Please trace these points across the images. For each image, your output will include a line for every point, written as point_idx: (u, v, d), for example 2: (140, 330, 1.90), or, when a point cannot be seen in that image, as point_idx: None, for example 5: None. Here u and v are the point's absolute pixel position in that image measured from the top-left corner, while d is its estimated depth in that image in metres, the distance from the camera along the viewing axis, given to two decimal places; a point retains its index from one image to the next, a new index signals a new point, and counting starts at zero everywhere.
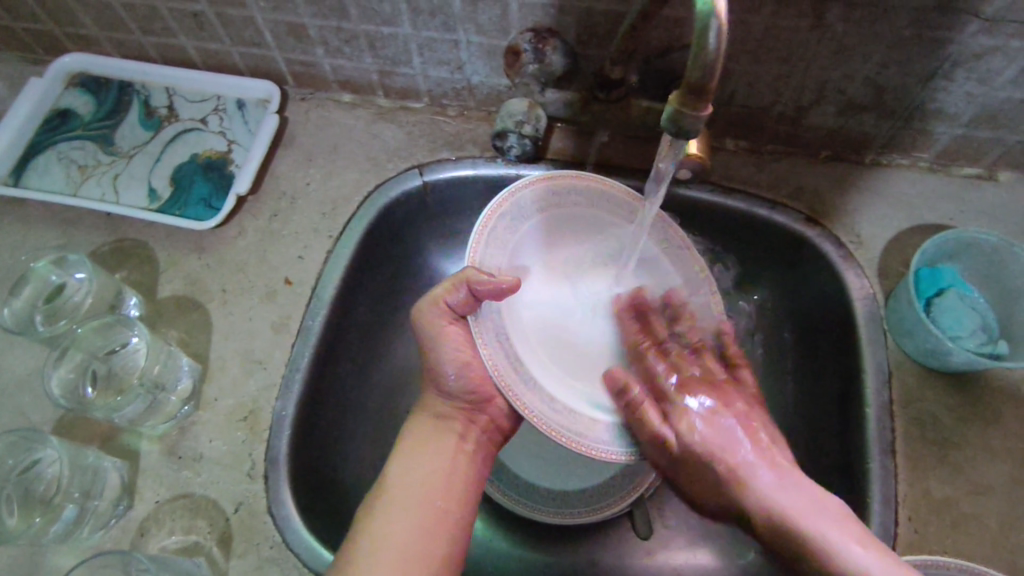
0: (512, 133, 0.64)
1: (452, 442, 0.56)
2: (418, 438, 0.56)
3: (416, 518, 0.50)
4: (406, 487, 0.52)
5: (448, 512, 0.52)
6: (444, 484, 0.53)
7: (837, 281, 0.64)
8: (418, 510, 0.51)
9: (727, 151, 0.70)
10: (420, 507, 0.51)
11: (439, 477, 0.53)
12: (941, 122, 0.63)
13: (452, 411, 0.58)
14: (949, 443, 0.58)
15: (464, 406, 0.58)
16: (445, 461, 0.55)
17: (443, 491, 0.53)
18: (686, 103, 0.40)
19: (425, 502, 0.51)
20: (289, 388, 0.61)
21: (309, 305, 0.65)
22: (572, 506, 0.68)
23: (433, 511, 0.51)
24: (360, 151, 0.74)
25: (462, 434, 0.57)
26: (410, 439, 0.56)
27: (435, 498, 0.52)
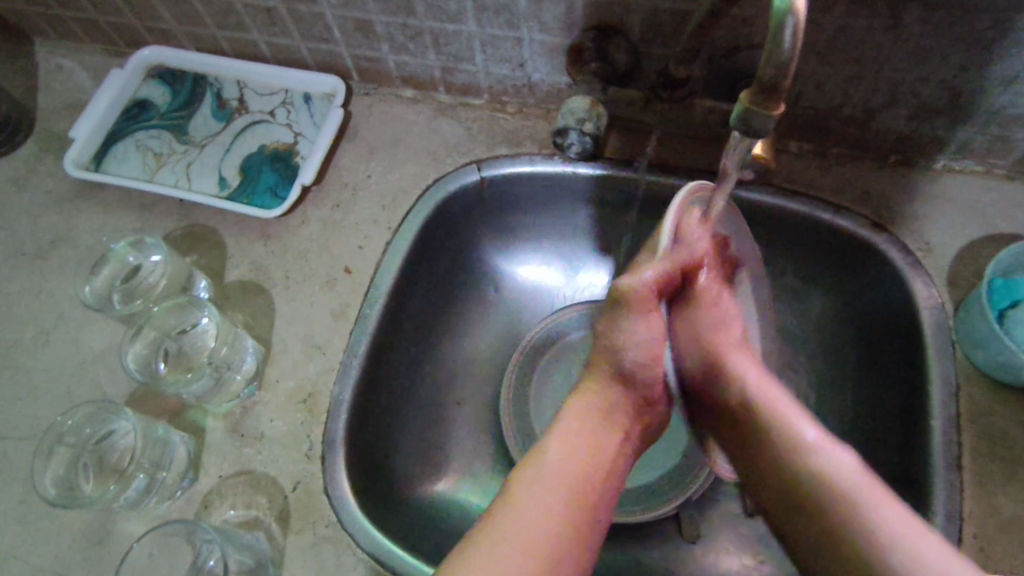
0: (573, 130, 0.63)
1: (606, 450, 0.51)
2: (573, 434, 0.51)
3: (562, 507, 0.46)
4: (563, 468, 0.48)
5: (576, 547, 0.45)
6: (593, 487, 0.48)
7: (903, 290, 0.62)
8: (553, 531, 0.45)
9: (791, 153, 0.69)
10: (567, 491, 0.47)
11: (593, 471, 0.49)
12: (1021, 128, 0.60)
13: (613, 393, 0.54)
14: (1019, 461, 0.56)
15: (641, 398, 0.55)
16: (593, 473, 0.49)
17: (591, 479, 0.49)
18: (756, 101, 0.40)
19: (558, 524, 0.45)
20: (347, 374, 0.63)
21: (368, 294, 0.67)
22: (619, 505, 0.68)
23: (567, 532, 0.45)
24: (421, 145, 0.76)
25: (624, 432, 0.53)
26: (564, 432, 0.51)
27: (585, 490, 0.48)
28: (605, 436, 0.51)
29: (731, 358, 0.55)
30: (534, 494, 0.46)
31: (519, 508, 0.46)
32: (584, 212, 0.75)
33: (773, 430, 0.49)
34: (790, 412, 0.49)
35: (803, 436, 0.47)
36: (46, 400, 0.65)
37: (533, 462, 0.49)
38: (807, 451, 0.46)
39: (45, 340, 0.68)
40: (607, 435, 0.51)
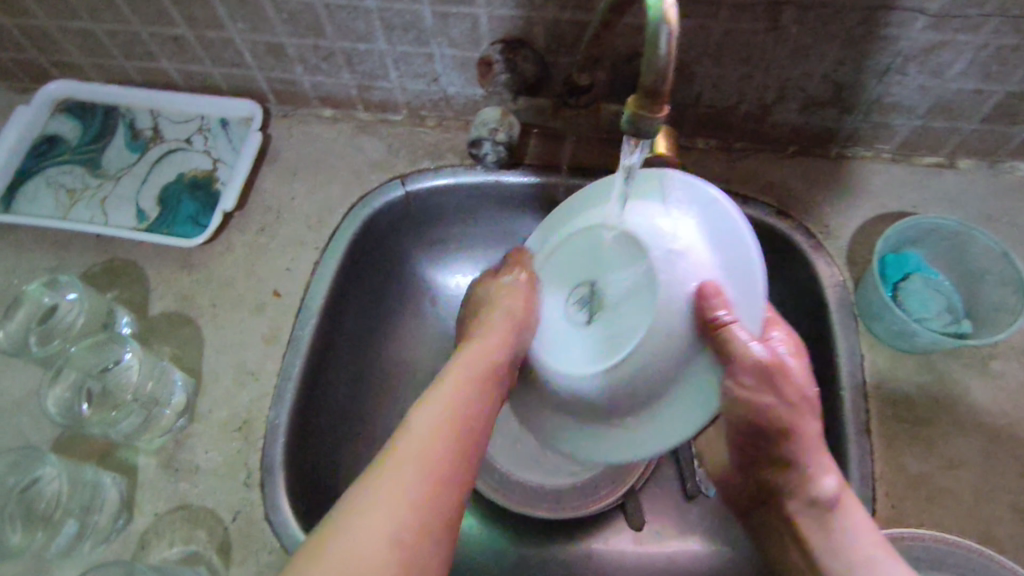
0: (487, 141, 0.64)
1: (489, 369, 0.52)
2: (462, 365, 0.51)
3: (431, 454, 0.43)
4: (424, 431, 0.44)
5: (476, 440, 0.46)
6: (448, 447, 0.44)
7: (808, 271, 0.67)
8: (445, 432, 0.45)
9: (698, 150, 0.73)
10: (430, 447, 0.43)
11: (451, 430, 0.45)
12: (899, 114, 0.65)
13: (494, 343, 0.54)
14: (922, 421, 0.60)
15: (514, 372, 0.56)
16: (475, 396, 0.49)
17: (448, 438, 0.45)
18: (641, 105, 0.42)
19: (454, 426, 0.46)
20: (281, 397, 0.63)
21: (298, 315, 0.67)
22: (565, 502, 0.70)
23: (462, 422, 0.46)
24: (343, 164, 0.76)
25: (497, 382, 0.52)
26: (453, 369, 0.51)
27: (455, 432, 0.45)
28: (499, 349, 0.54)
29: (817, 462, 0.50)
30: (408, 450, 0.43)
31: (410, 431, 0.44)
32: (510, 219, 0.76)
33: (845, 540, 0.49)
34: (855, 527, 0.49)
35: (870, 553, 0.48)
36: None
37: (424, 392, 0.48)
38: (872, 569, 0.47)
39: None
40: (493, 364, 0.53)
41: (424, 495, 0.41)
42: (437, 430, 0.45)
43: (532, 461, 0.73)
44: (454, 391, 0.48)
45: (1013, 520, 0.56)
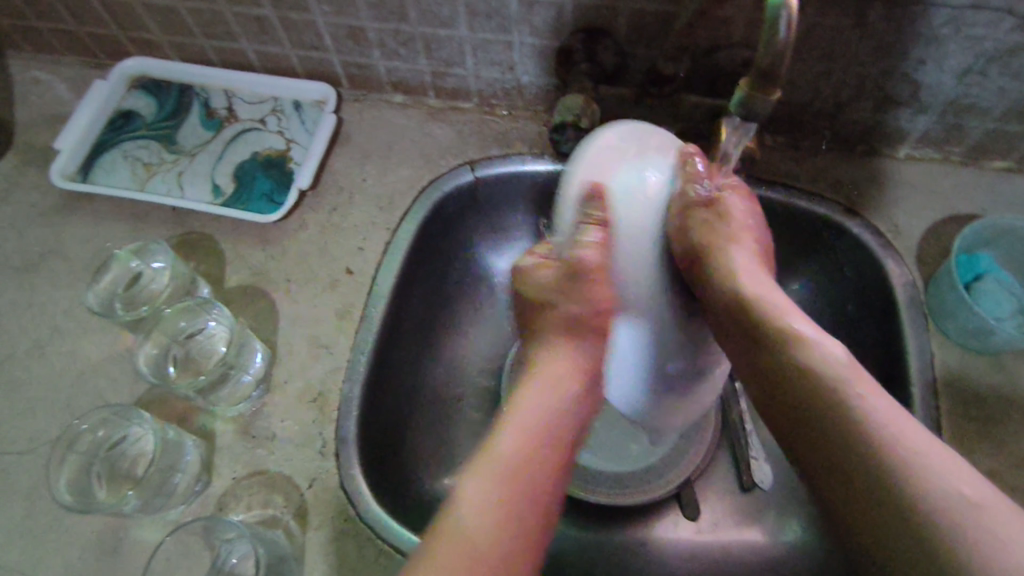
0: (569, 128, 0.66)
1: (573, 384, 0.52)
2: (548, 373, 0.52)
3: (520, 481, 0.45)
4: (518, 453, 0.46)
5: (557, 458, 0.48)
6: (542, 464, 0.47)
7: (877, 268, 0.67)
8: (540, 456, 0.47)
9: (768, 147, 0.74)
10: (518, 496, 0.44)
11: (539, 451, 0.47)
12: (973, 116, 0.66)
13: (574, 356, 0.54)
14: (992, 420, 0.60)
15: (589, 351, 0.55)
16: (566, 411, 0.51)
17: (541, 458, 0.47)
18: (756, 87, 0.44)
19: (536, 444, 0.47)
20: (355, 371, 0.64)
21: (370, 293, 0.69)
22: (623, 487, 0.71)
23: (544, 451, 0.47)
24: (414, 148, 0.78)
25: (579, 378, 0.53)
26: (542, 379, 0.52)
27: (537, 457, 0.47)
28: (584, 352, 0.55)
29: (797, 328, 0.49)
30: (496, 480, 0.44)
31: (505, 455, 0.46)
32: None
33: (841, 395, 0.43)
34: (858, 385, 0.43)
35: (872, 405, 0.42)
36: (47, 413, 0.64)
37: (508, 409, 0.50)
38: (863, 410, 0.42)
39: (40, 353, 0.67)
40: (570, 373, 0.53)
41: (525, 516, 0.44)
42: (526, 455, 0.46)
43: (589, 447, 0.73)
44: (539, 405, 0.50)
45: None
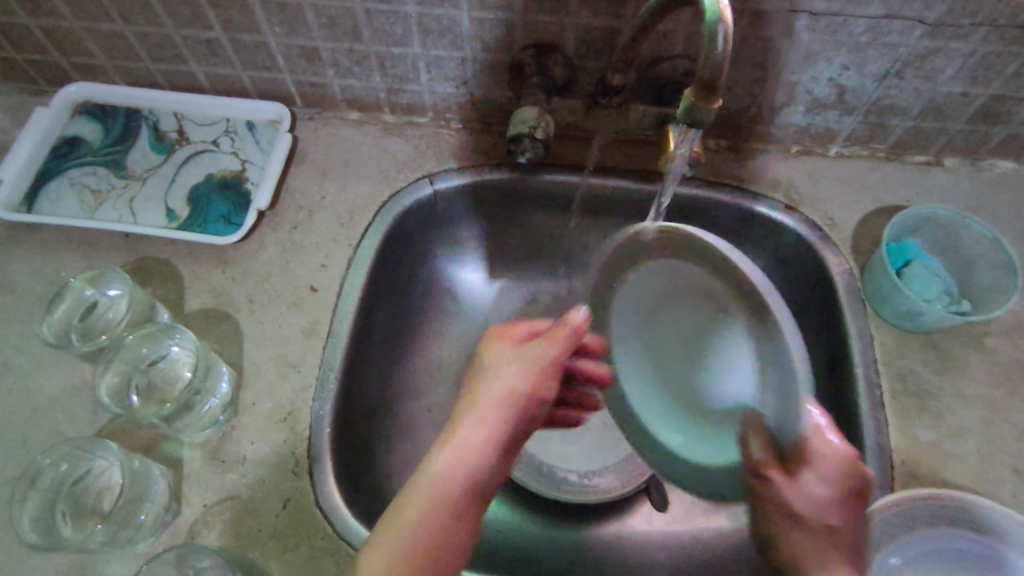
0: (525, 138, 0.67)
1: (499, 430, 0.51)
2: (477, 428, 0.50)
3: (424, 535, 0.45)
4: (432, 503, 0.46)
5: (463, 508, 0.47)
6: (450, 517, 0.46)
7: (816, 260, 0.72)
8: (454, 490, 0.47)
9: (711, 151, 0.78)
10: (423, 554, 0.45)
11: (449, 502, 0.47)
12: (894, 115, 0.71)
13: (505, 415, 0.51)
14: (928, 394, 0.65)
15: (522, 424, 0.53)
16: (486, 446, 0.50)
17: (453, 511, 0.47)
18: (699, 98, 0.47)
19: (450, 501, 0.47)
20: (325, 388, 0.64)
21: (336, 309, 0.69)
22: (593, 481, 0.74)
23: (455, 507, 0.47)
24: (371, 164, 0.79)
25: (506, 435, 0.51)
26: (472, 420, 0.51)
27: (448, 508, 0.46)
28: (521, 386, 0.52)
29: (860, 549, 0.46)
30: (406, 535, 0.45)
31: (412, 493, 0.47)
32: (533, 218, 0.80)
33: None
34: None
35: None
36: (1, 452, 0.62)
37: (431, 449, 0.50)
38: None
39: None
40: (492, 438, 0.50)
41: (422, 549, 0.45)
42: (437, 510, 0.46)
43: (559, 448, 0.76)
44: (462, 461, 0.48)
45: (1017, 480, 0.60)
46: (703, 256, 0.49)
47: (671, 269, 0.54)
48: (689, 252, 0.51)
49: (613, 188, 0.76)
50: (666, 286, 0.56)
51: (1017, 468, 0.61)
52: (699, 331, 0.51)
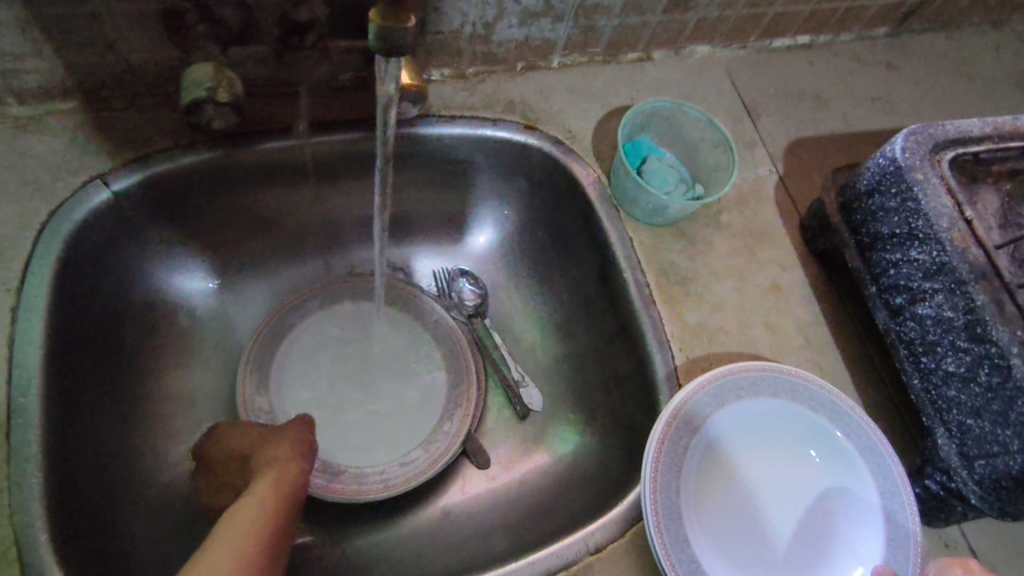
0: (207, 104, 0.53)
1: (289, 472, 0.53)
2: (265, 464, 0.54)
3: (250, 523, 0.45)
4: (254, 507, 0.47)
5: (279, 508, 0.49)
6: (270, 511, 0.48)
7: (567, 175, 0.71)
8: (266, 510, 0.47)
9: (437, 83, 0.71)
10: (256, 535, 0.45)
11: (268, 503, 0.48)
12: (600, 16, 0.71)
13: (281, 450, 0.56)
14: (689, 278, 0.68)
15: (298, 458, 0.55)
16: (287, 476, 0.52)
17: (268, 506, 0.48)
18: (388, 17, 0.40)
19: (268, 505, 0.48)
20: (24, 488, 0.48)
21: (9, 380, 0.51)
22: None
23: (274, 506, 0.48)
24: (9, 178, 0.59)
25: (292, 467, 0.54)
26: (263, 474, 0.53)
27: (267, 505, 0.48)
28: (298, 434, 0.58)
29: None
30: (231, 527, 0.45)
31: (236, 510, 0.47)
32: (259, 197, 0.68)
33: None
34: None
35: None
36: None
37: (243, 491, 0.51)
38: None
39: None
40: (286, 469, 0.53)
41: (253, 550, 0.43)
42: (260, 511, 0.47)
43: (369, 429, 0.68)
44: (268, 483, 0.51)
45: (772, 333, 0.66)
46: (830, 433, 0.58)
47: (758, 386, 0.58)
48: (792, 431, 0.59)
49: (340, 145, 0.66)
50: (746, 422, 0.58)
51: (769, 322, 0.67)
52: (793, 484, 0.58)
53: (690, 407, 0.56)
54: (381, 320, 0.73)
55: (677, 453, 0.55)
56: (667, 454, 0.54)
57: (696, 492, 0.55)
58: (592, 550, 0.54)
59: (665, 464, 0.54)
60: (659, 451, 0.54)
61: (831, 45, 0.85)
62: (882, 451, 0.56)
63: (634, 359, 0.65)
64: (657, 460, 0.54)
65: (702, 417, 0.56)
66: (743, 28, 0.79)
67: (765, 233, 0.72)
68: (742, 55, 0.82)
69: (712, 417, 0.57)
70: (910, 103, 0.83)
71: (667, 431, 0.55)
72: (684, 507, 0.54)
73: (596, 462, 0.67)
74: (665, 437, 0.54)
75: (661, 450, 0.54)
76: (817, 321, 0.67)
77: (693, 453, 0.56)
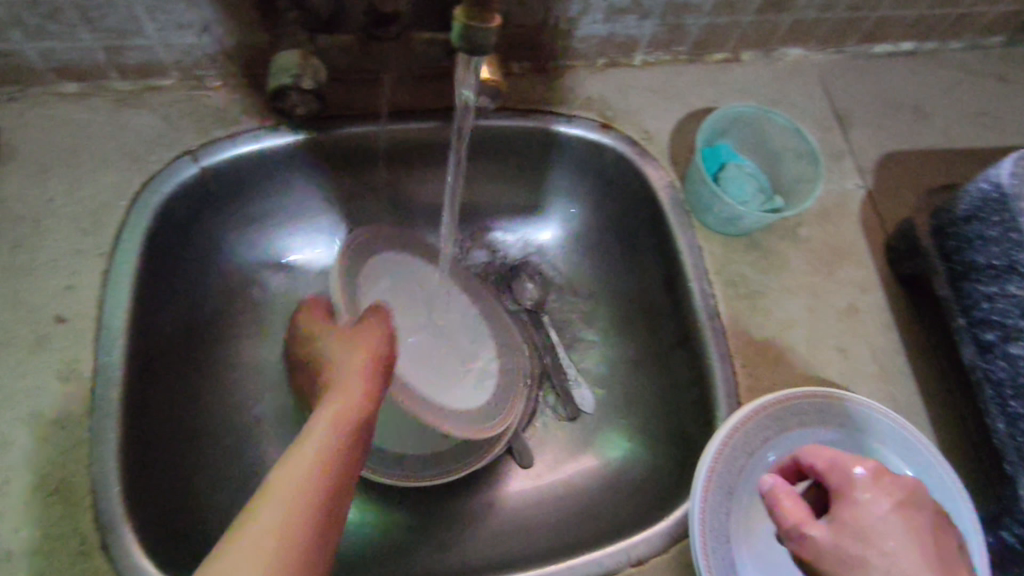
0: (291, 90, 0.55)
1: (355, 410, 0.51)
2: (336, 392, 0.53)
3: (306, 472, 0.44)
4: (313, 449, 0.46)
5: (341, 457, 0.47)
6: (327, 454, 0.46)
7: (639, 177, 0.69)
8: (325, 464, 0.45)
9: (515, 76, 0.71)
10: (310, 485, 0.43)
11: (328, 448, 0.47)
12: (689, 14, 0.68)
13: (355, 373, 0.55)
14: (759, 292, 0.65)
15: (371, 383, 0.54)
16: (351, 411, 0.51)
17: (325, 449, 0.47)
18: (473, 16, 0.40)
19: (332, 450, 0.47)
20: (104, 440, 0.52)
21: (98, 339, 0.55)
22: (446, 464, 0.66)
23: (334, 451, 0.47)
24: (110, 148, 0.62)
25: (360, 403, 0.52)
26: (331, 408, 0.51)
27: (326, 449, 0.47)
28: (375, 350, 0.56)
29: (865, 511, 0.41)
30: (286, 475, 0.44)
31: (298, 449, 0.47)
32: (334, 181, 0.70)
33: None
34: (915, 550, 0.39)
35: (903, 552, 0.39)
36: None
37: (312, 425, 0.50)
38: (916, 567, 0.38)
39: None
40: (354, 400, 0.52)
41: (305, 505, 0.42)
42: (319, 454, 0.46)
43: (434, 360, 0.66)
44: (331, 422, 0.50)
45: (844, 358, 0.63)
46: (897, 469, 0.55)
47: (821, 414, 0.56)
48: None
49: (416, 134, 0.67)
50: None
51: (841, 346, 0.63)
52: None
53: (748, 428, 0.54)
54: (445, 290, 0.72)
55: (729, 476, 0.53)
56: (720, 474, 0.52)
57: (747, 519, 0.53)
58: (632, 562, 0.54)
59: (716, 485, 0.52)
60: (711, 471, 0.52)
61: (938, 54, 0.79)
62: (955, 495, 0.52)
63: (693, 371, 0.64)
64: (709, 480, 0.52)
65: (760, 440, 0.55)
66: (842, 32, 0.75)
67: (846, 250, 0.68)
68: (838, 59, 0.78)
69: (770, 441, 0.55)
70: (1022, 120, 0.76)
71: (722, 451, 0.53)
72: (732, 533, 0.52)
73: (645, 471, 0.66)
74: (719, 458, 0.53)
75: (713, 470, 0.52)
76: (894, 349, 0.64)
77: (747, 477, 0.54)
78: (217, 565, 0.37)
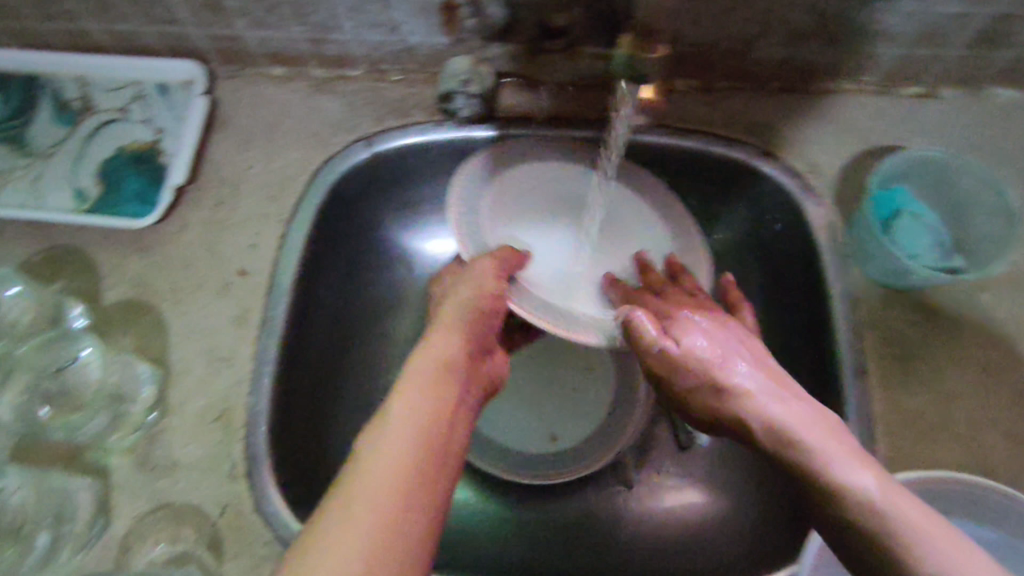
0: (459, 95, 0.62)
1: (457, 356, 0.52)
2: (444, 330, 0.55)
3: (417, 424, 0.44)
4: (418, 392, 0.47)
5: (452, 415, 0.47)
6: (443, 410, 0.47)
7: (796, 212, 0.65)
8: (436, 416, 0.46)
9: (679, 93, 0.69)
10: (424, 439, 0.44)
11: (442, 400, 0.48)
12: (883, 43, 0.63)
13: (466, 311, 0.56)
14: (917, 356, 0.59)
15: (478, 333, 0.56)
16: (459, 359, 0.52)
17: (435, 398, 0.47)
18: None
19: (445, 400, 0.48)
20: (259, 382, 0.59)
21: (267, 295, 0.63)
22: (546, 467, 0.70)
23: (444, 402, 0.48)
24: (301, 128, 0.70)
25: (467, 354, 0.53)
26: (432, 351, 0.52)
27: (437, 398, 0.47)
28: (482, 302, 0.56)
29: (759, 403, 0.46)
30: (398, 425, 0.44)
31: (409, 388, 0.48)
32: None
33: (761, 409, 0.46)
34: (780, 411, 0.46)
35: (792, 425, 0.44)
36: None
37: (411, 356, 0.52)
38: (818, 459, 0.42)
39: None
40: (459, 351, 0.53)
41: (415, 457, 0.42)
42: (428, 398, 0.47)
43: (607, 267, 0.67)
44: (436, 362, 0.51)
45: (1010, 447, 0.55)
46: None
47: (975, 506, 0.50)
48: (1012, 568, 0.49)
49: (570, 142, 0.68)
50: None
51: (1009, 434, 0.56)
52: None
53: None
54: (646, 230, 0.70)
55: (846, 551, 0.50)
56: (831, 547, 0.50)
57: None
58: None
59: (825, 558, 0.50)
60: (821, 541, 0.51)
61: None
62: None
63: None
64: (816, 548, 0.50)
65: None
66: None
67: None
68: None
69: None
70: None
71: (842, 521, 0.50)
72: None
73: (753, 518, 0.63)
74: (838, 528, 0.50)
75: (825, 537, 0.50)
76: None
77: None
78: (335, 522, 0.37)
